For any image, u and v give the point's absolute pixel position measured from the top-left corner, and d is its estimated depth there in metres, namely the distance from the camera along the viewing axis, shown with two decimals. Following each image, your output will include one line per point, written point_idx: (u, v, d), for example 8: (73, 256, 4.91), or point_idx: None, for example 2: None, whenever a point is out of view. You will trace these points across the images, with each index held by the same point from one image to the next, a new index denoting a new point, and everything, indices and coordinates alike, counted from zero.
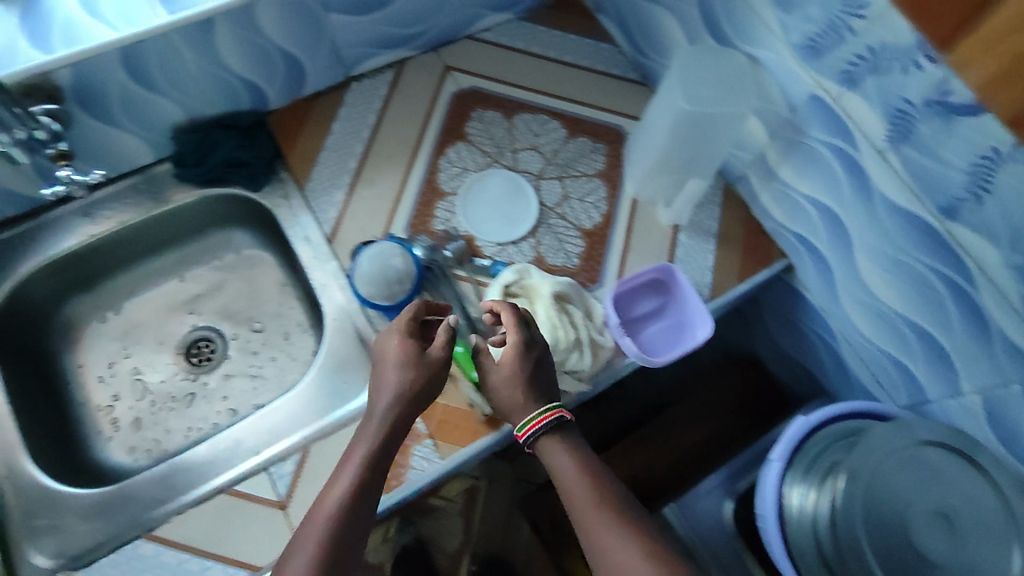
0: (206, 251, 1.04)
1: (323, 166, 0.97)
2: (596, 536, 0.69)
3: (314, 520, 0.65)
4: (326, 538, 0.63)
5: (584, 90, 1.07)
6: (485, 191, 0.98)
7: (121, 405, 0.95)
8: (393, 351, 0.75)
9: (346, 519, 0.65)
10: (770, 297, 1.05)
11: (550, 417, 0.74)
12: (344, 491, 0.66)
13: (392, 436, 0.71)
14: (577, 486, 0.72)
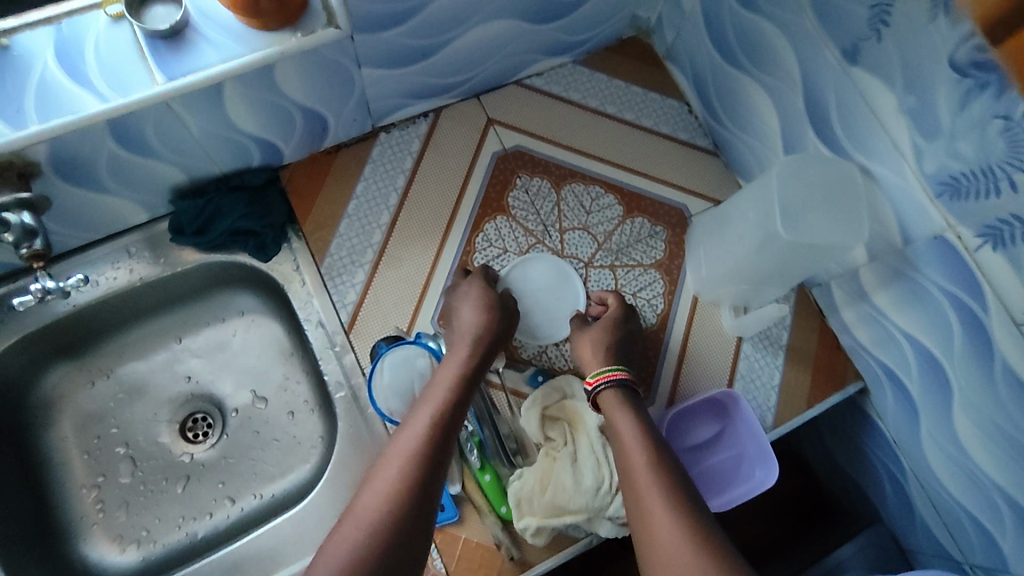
0: (209, 312, 0.92)
1: (344, 237, 0.85)
2: (645, 499, 0.61)
3: (395, 453, 0.62)
4: (409, 470, 0.60)
5: (646, 157, 0.93)
6: (530, 281, 0.85)
7: (107, 485, 0.86)
8: (469, 304, 0.78)
9: (428, 451, 0.62)
10: (833, 411, 0.93)
11: (615, 376, 0.73)
12: (424, 424, 0.64)
13: (469, 381, 0.71)
14: (631, 445, 0.67)
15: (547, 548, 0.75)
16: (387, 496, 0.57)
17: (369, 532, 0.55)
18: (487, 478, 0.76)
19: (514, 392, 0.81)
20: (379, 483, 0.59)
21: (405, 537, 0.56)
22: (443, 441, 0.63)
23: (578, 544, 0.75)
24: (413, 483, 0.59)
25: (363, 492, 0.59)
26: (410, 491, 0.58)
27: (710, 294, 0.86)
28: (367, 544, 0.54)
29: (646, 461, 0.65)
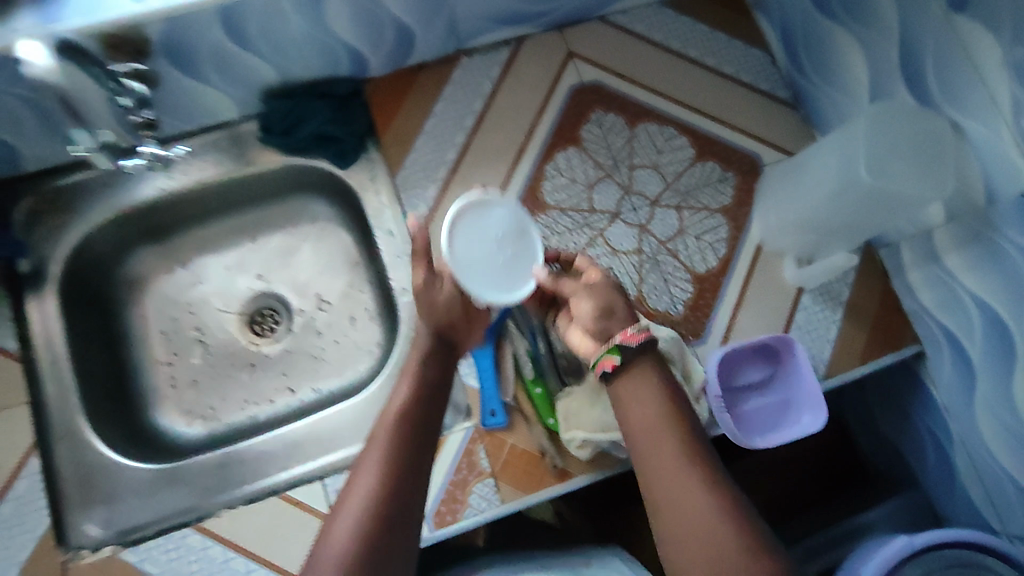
0: (283, 216, 0.98)
1: (419, 153, 0.88)
2: (683, 488, 0.57)
3: (367, 463, 0.58)
4: (383, 472, 0.57)
5: (723, 103, 0.93)
6: (478, 230, 0.72)
7: (180, 364, 0.92)
8: (438, 302, 0.71)
9: (405, 453, 0.59)
10: (882, 375, 0.93)
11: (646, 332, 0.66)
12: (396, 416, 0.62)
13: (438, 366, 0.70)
14: (656, 434, 0.61)
15: (588, 462, 0.79)
16: (372, 488, 0.56)
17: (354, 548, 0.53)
18: (538, 391, 0.80)
19: None
20: (354, 495, 0.56)
21: (389, 549, 0.54)
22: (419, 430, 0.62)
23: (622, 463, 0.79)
24: (390, 489, 0.56)
25: (339, 503, 0.56)
26: (391, 497, 0.56)
27: (774, 242, 0.87)
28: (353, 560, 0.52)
29: (676, 453, 0.59)
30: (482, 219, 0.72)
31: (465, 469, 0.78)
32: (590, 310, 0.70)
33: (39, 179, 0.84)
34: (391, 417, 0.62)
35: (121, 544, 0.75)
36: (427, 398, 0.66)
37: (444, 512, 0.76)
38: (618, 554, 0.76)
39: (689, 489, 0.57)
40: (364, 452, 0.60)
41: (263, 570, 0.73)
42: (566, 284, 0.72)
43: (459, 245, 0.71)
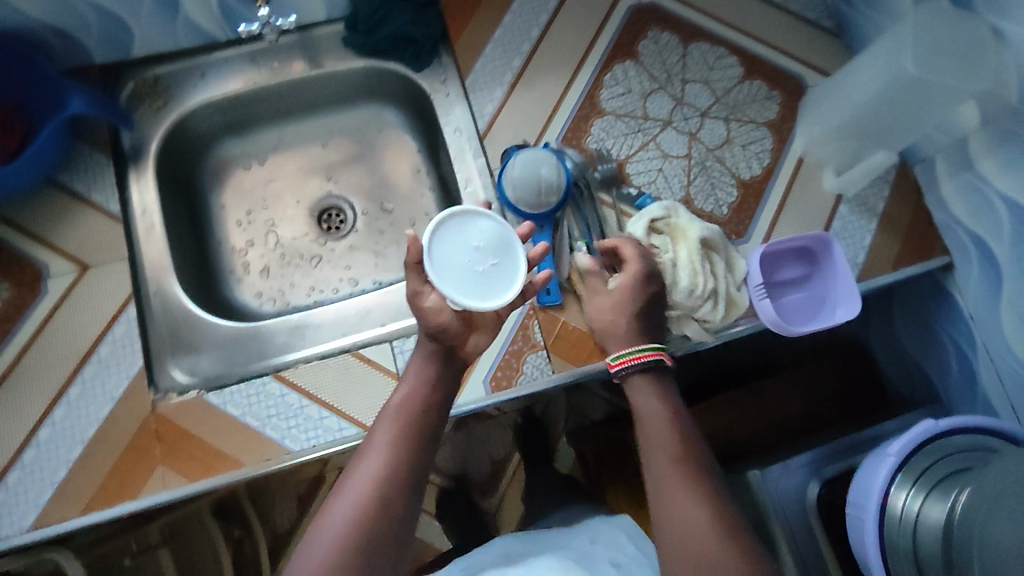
0: (354, 121, 1.05)
1: (487, 59, 0.94)
2: (670, 487, 0.65)
3: (367, 453, 0.65)
4: (384, 475, 0.63)
5: (772, 28, 0.98)
6: (460, 237, 0.72)
7: (253, 251, 1.00)
8: (427, 311, 0.73)
9: (400, 443, 0.65)
10: (910, 292, 0.98)
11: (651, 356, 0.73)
12: (395, 429, 0.67)
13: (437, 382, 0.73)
14: (658, 437, 0.69)
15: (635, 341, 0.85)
16: (374, 482, 0.62)
17: (349, 520, 0.59)
18: None
19: (622, 212, 0.89)
20: (353, 479, 0.63)
21: (378, 522, 0.60)
22: (417, 442, 0.66)
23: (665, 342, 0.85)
24: (385, 474, 0.63)
25: (341, 485, 0.63)
26: (385, 479, 0.62)
27: (817, 155, 0.92)
28: (346, 534, 0.59)
29: (671, 458, 0.67)
30: (457, 229, 0.72)
31: (520, 341, 0.84)
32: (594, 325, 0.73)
33: (144, 65, 0.93)
34: (391, 412, 0.68)
35: (203, 388, 0.81)
36: (428, 395, 0.71)
37: (499, 378, 0.83)
38: (623, 531, 0.81)
39: (682, 490, 0.64)
40: (365, 444, 0.66)
41: (334, 417, 0.79)
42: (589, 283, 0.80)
43: (438, 256, 0.70)
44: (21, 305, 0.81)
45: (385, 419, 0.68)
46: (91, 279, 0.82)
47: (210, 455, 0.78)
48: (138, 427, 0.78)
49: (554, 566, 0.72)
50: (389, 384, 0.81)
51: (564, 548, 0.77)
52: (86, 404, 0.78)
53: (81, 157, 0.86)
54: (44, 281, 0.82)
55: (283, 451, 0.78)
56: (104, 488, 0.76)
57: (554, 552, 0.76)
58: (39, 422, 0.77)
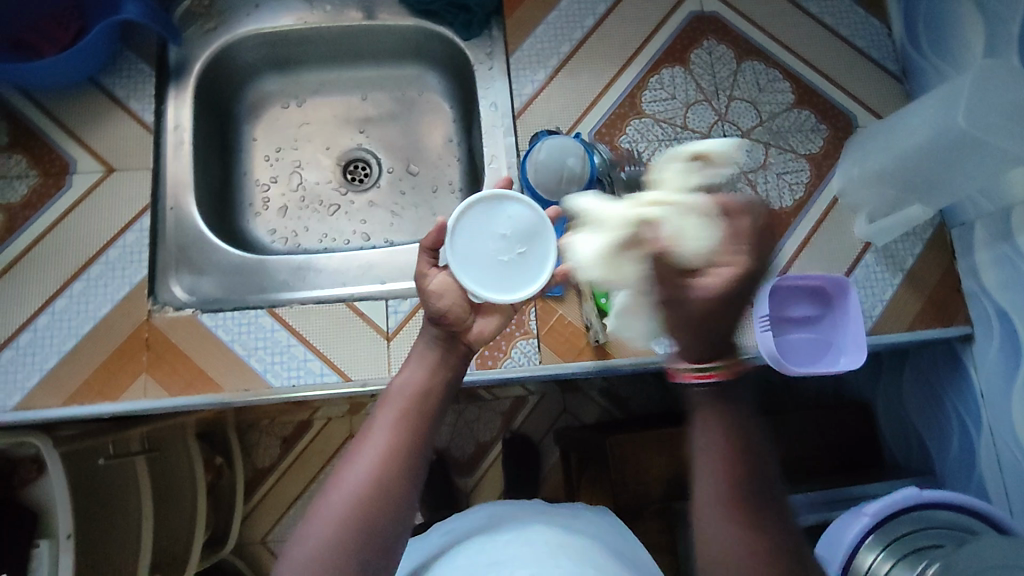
0: (398, 80, 1.06)
1: (536, 40, 0.94)
2: (710, 518, 0.52)
3: (373, 432, 0.63)
4: (375, 469, 0.60)
5: (832, 61, 0.96)
6: (485, 224, 0.71)
7: (276, 188, 1.01)
8: (431, 292, 0.73)
9: (407, 425, 0.64)
10: (923, 357, 0.94)
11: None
12: (389, 424, 0.64)
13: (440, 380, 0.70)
14: (704, 467, 0.52)
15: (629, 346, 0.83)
16: (364, 476, 0.59)
17: (355, 496, 0.58)
18: None
19: None
20: (358, 457, 0.61)
21: (383, 500, 0.58)
22: (412, 437, 0.63)
23: (658, 354, 0.83)
24: (390, 454, 0.61)
25: (336, 479, 0.60)
26: (390, 459, 0.61)
27: (852, 197, 0.89)
28: (350, 510, 0.57)
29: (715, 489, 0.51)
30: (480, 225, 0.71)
31: (513, 325, 0.84)
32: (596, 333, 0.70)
33: None
34: (397, 394, 0.67)
35: (199, 309, 0.83)
36: (435, 379, 0.69)
37: (485, 357, 0.82)
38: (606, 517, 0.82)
39: (720, 529, 0.51)
40: (371, 423, 0.65)
41: (318, 362, 0.80)
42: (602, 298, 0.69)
43: (460, 244, 0.70)
44: (44, 194, 0.84)
45: (391, 400, 0.67)
46: (114, 181, 0.85)
47: (193, 373, 0.79)
48: (130, 333, 0.80)
49: (544, 544, 0.69)
50: (376, 341, 0.81)
51: (555, 522, 0.76)
52: (87, 300, 0.81)
53: (125, 62, 0.90)
54: (70, 175, 0.85)
55: (264, 384, 0.79)
56: (87, 384, 0.78)
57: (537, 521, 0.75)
58: (40, 309, 0.80)
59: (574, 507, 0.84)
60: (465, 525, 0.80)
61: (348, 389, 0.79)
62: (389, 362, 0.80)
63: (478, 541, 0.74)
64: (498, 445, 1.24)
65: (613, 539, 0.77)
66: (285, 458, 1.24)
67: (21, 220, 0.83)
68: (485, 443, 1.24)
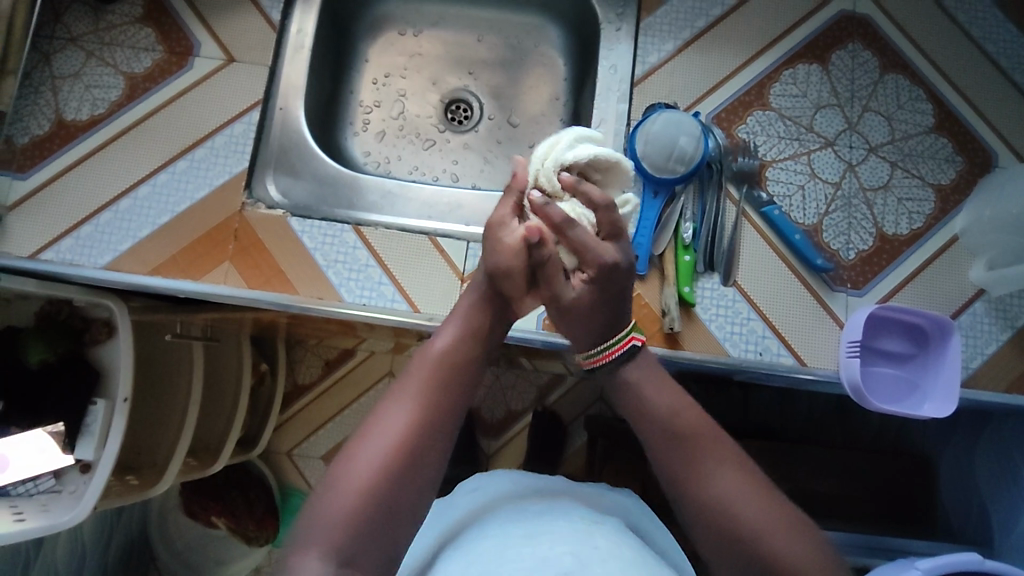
0: (517, 27, 1.03)
1: (671, 10, 0.90)
2: (693, 469, 0.62)
3: (398, 404, 0.63)
4: (391, 456, 0.59)
5: (985, 91, 0.88)
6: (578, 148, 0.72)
7: (378, 112, 1.01)
8: (506, 251, 0.71)
9: (432, 400, 0.63)
10: (1010, 424, 0.87)
11: (628, 345, 0.70)
12: (410, 408, 0.62)
13: (465, 359, 0.67)
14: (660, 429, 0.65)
15: (703, 342, 0.81)
16: (381, 464, 0.59)
17: (376, 469, 0.58)
18: (686, 258, 0.81)
19: (745, 213, 0.83)
20: (380, 430, 0.61)
21: (402, 476, 0.59)
22: (432, 426, 0.62)
23: (730, 356, 0.80)
24: (412, 431, 0.61)
25: (350, 458, 0.60)
26: (411, 436, 0.61)
27: (975, 238, 0.83)
28: (369, 483, 0.58)
29: (669, 439, 0.64)
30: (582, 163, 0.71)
31: None
32: (582, 308, 0.70)
33: None
34: (426, 365, 0.66)
35: (288, 212, 0.84)
36: (467, 352, 0.68)
37: (553, 320, 0.83)
38: (626, 493, 0.79)
39: (697, 472, 0.61)
40: (396, 391, 0.64)
41: (391, 287, 0.80)
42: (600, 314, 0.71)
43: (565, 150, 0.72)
44: (166, 71, 0.86)
45: (419, 369, 0.66)
46: (232, 71, 0.86)
47: (273, 272, 0.81)
48: (222, 221, 0.82)
49: (578, 524, 0.64)
50: (450, 279, 0.81)
51: (586, 502, 0.72)
52: (187, 180, 0.83)
53: None
54: (193, 58, 0.86)
55: (337, 297, 0.80)
56: (173, 260, 0.81)
57: (572, 502, 0.70)
58: (142, 179, 0.82)
59: (597, 485, 0.79)
60: (490, 492, 0.75)
61: (414, 320, 0.79)
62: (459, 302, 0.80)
63: (508, 514, 0.68)
64: (528, 416, 1.24)
65: (643, 526, 0.74)
66: (323, 380, 1.24)
67: (141, 91, 0.85)
68: (516, 411, 1.24)
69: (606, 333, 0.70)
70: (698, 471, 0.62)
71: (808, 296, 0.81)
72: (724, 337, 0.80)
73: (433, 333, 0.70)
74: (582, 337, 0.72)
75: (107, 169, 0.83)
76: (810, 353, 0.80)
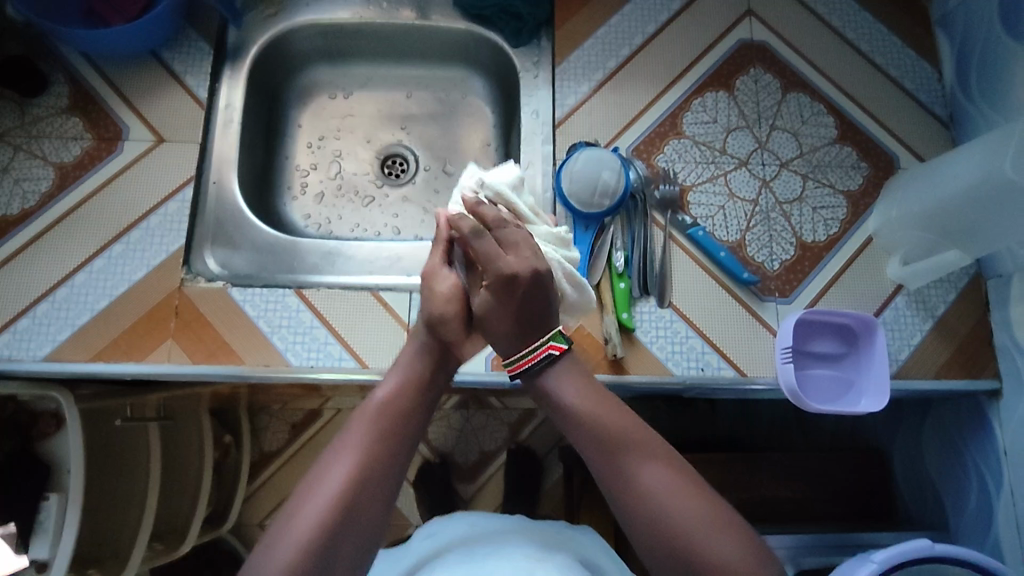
0: (443, 82, 1.08)
1: (584, 53, 0.95)
2: (617, 461, 0.65)
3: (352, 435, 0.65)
4: (323, 518, 0.59)
5: (878, 100, 0.95)
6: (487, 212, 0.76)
7: (315, 175, 1.03)
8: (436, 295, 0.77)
9: (378, 439, 0.65)
10: (948, 408, 0.91)
11: (544, 354, 0.72)
12: (345, 469, 0.62)
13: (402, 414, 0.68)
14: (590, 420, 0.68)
15: (647, 364, 0.83)
16: (315, 526, 0.59)
17: (318, 520, 0.59)
18: (621, 285, 0.84)
19: (672, 236, 0.88)
20: (331, 467, 0.62)
21: (348, 523, 0.60)
22: (370, 488, 0.62)
23: (674, 375, 0.83)
24: (361, 474, 0.62)
25: (286, 516, 0.60)
26: (358, 484, 0.62)
27: (888, 238, 0.88)
28: (321, 523, 0.59)
29: (599, 432, 0.67)
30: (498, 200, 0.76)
31: None
32: (496, 316, 0.74)
33: None
34: (373, 406, 0.68)
35: (229, 283, 0.85)
36: (414, 399, 0.70)
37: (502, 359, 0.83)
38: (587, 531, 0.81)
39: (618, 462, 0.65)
40: (345, 434, 0.66)
41: (338, 346, 0.81)
42: (507, 345, 0.74)
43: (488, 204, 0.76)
44: (95, 158, 0.87)
45: (368, 411, 0.68)
46: (163, 151, 0.88)
47: (217, 344, 0.81)
48: (163, 299, 0.82)
49: (520, 560, 0.65)
50: (396, 331, 0.82)
51: (539, 536, 0.73)
52: (124, 263, 0.83)
53: (185, 40, 0.93)
54: (122, 141, 0.88)
55: (283, 362, 0.80)
56: (114, 344, 0.80)
57: (523, 538, 0.71)
58: (78, 267, 0.82)
59: (554, 522, 0.81)
60: (448, 541, 0.75)
61: (365, 376, 0.80)
62: None
63: (458, 560, 0.69)
64: (502, 455, 1.24)
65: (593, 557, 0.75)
66: (291, 445, 1.22)
67: (71, 179, 0.86)
68: (490, 452, 1.24)
69: (521, 341, 0.73)
70: (623, 468, 0.65)
71: (739, 308, 0.85)
72: (667, 357, 0.83)
73: (378, 384, 0.72)
74: (505, 345, 0.74)
75: (43, 259, 0.83)
76: (749, 363, 0.83)
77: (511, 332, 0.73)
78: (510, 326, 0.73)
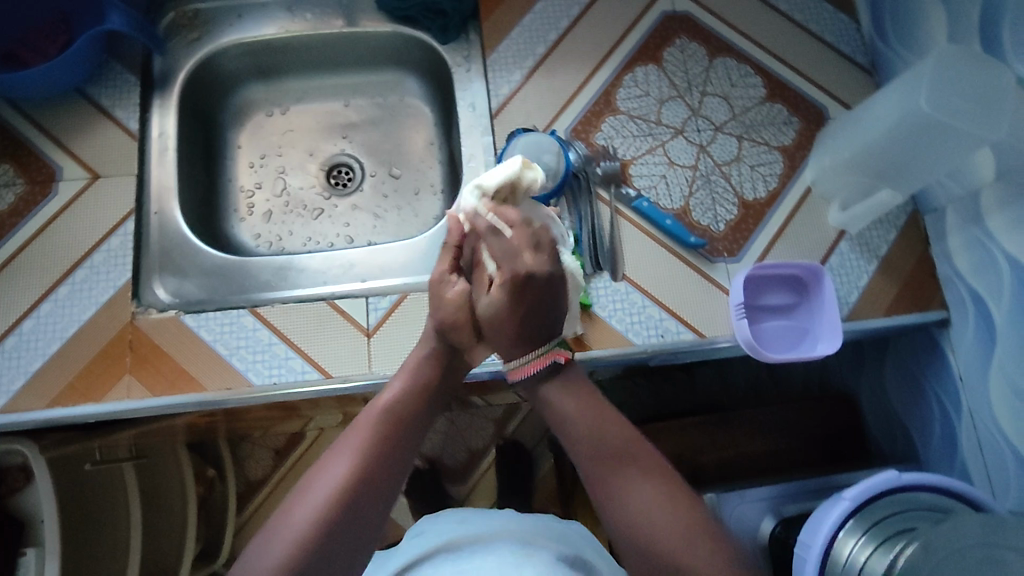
0: (379, 87, 1.08)
1: (512, 41, 0.96)
2: (616, 476, 0.65)
3: (341, 447, 0.65)
4: (320, 516, 0.59)
5: (802, 56, 0.98)
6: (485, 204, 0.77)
7: (260, 194, 1.03)
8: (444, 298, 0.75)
9: (374, 440, 0.65)
10: (903, 343, 0.94)
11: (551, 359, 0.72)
12: (342, 469, 0.62)
13: (403, 415, 0.68)
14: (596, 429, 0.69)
15: (608, 338, 0.84)
16: (309, 526, 0.59)
17: (309, 520, 0.59)
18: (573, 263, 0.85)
19: (618, 210, 0.89)
20: (327, 469, 0.63)
21: (336, 526, 0.59)
22: (366, 485, 0.62)
23: (635, 345, 0.84)
24: (356, 473, 0.62)
25: (279, 519, 0.60)
26: (354, 481, 0.62)
27: (825, 186, 0.90)
28: (314, 524, 0.59)
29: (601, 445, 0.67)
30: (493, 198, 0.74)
31: None
32: (504, 316, 0.71)
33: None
34: (371, 408, 0.68)
35: (181, 311, 0.84)
36: (414, 399, 0.70)
37: None
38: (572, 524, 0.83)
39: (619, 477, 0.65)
40: (345, 437, 0.66)
41: (299, 359, 0.81)
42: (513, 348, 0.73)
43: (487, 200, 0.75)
44: (31, 203, 0.86)
45: (369, 412, 0.68)
46: (100, 187, 0.87)
47: (177, 373, 0.80)
48: (116, 335, 0.81)
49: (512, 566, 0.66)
50: (356, 337, 0.82)
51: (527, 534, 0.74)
52: (72, 305, 0.82)
53: (110, 73, 0.92)
54: (56, 183, 0.86)
55: (245, 382, 0.80)
56: (71, 387, 0.79)
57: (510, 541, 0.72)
58: (25, 314, 0.81)
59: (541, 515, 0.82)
60: (435, 538, 0.75)
61: (329, 386, 0.80)
62: (369, 359, 0.81)
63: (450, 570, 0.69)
64: (491, 452, 1.24)
65: (584, 548, 0.76)
66: (275, 470, 1.21)
67: (8, 227, 0.84)
68: (478, 450, 1.24)
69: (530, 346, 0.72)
70: (619, 485, 0.65)
71: (691, 272, 0.87)
72: (626, 328, 0.85)
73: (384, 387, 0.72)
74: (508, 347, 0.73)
75: None
76: (707, 324, 0.85)
77: (519, 335, 0.71)
78: (517, 329, 0.71)
